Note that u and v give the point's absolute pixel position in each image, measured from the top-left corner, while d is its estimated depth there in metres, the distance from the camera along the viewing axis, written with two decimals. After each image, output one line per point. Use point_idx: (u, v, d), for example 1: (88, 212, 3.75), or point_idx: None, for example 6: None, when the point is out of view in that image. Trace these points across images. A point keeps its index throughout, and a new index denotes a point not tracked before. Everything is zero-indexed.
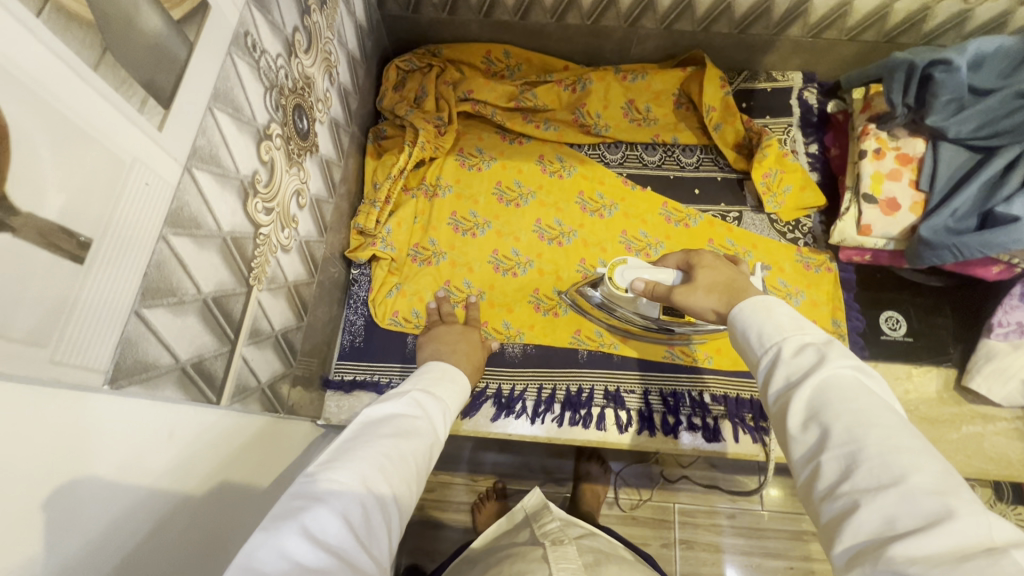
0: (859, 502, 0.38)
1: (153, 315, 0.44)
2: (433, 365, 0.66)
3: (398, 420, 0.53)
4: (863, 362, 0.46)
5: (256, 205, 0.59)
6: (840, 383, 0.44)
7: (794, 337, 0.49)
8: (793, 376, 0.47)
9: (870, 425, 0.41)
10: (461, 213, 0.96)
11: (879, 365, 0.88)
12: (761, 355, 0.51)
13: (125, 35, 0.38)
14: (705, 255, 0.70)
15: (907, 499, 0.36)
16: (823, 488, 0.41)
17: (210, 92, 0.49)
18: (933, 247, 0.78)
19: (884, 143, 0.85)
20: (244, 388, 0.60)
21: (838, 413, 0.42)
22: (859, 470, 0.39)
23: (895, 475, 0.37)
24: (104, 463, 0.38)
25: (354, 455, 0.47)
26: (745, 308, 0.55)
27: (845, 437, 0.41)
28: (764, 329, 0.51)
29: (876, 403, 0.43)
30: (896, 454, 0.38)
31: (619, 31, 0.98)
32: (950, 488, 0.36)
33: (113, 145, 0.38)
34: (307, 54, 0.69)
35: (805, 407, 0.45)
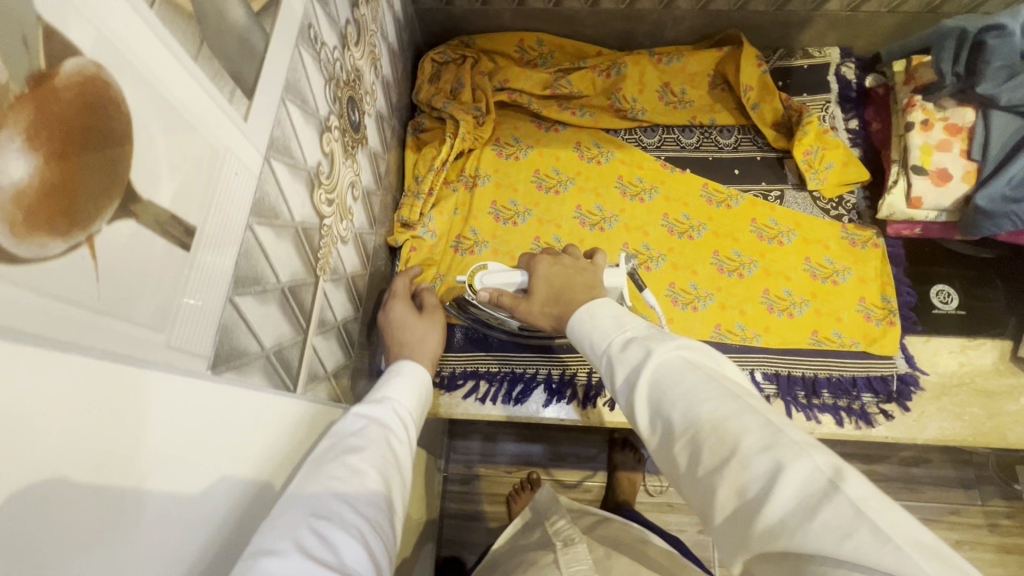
0: (716, 484, 0.40)
1: (243, 302, 0.45)
2: (382, 379, 0.66)
3: (346, 440, 0.52)
4: (680, 337, 0.49)
5: (321, 196, 0.60)
6: (668, 369, 0.47)
7: (618, 337, 0.53)
8: (628, 374, 0.49)
9: (698, 403, 0.43)
10: (501, 202, 0.96)
11: (931, 339, 0.87)
12: (600, 362, 0.53)
13: (219, 28, 0.39)
14: (543, 264, 0.73)
15: (746, 465, 0.38)
16: (687, 477, 0.43)
17: (283, 84, 0.50)
18: (990, 217, 0.77)
19: (931, 115, 0.84)
20: (314, 376, 0.61)
21: (672, 401, 0.45)
22: (703, 451, 0.41)
23: (731, 446, 0.39)
24: (208, 447, 0.39)
25: (298, 494, 0.44)
26: (576, 319, 0.58)
27: (684, 423, 0.43)
28: (593, 337, 0.55)
29: (699, 374, 0.45)
30: (728, 424, 0.40)
31: (653, 13, 0.97)
32: (777, 438, 0.39)
33: (211, 137, 0.39)
34: (357, 47, 0.70)
35: (647, 401, 0.47)
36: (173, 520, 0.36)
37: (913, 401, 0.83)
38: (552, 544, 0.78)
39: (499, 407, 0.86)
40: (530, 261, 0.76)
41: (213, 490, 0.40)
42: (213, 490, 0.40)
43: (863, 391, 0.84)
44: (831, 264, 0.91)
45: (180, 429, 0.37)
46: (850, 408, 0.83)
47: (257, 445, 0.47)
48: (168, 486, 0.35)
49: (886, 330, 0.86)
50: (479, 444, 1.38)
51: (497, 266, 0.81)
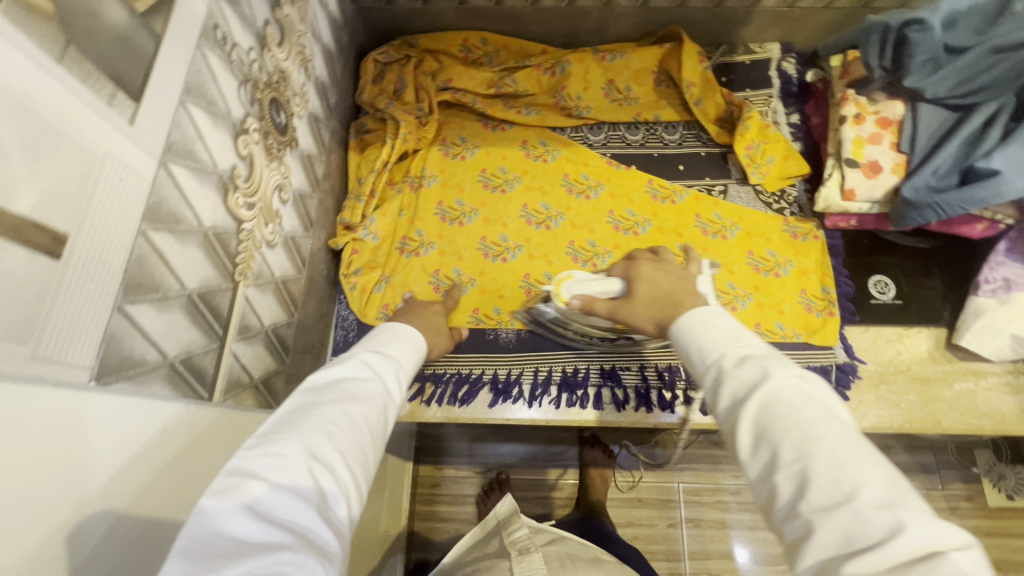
0: (813, 524, 0.37)
1: (137, 311, 0.44)
2: (390, 326, 0.67)
3: (346, 387, 0.52)
4: (805, 371, 0.45)
5: (237, 199, 0.59)
6: (785, 398, 0.43)
7: (734, 351, 0.49)
8: (738, 392, 0.46)
9: (816, 439, 0.40)
10: (447, 202, 0.95)
11: (870, 328, 0.89)
12: (705, 373, 0.50)
13: (89, 30, 0.38)
14: (643, 267, 0.68)
15: (858, 516, 0.35)
16: (782, 508, 0.39)
17: (182, 86, 0.49)
18: (915, 207, 0.79)
19: (864, 108, 0.86)
20: (236, 384, 0.60)
21: (787, 430, 0.41)
22: (811, 488, 0.38)
23: (847, 491, 0.37)
24: (97, 456, 0.38)
25: (295, 426, 0.45)
26: (684, 324, 0.55)
27: (794, 454, 0.40)
28: (703, 347, 0.51)
29: (822, 414, 0.42)
30: (848, 469, 0.38)
31: (595, 11, 0.98)
32: (896, 497, 0.36)
33: (84, 140, 0.38)
34: (281, 48, 0.68)
35: (754, 425, 0.43)
36: (61, 523, 0.35)
37: (851, 390, 0.85)
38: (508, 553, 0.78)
39: (445, 408, 0.85)
40: (630, 265, 0.70)
41: (109, 493, 0.39)
42: (105, 501, 0.39)
43: None
44: (773, 257, 0.92)
45: (63, 442, 0.36)
46: None
47: (167, 447, 0.46)
48: (54, 498, 0.35)
49: (827, 321, 0.87)
50: (448, 445, 1.37)
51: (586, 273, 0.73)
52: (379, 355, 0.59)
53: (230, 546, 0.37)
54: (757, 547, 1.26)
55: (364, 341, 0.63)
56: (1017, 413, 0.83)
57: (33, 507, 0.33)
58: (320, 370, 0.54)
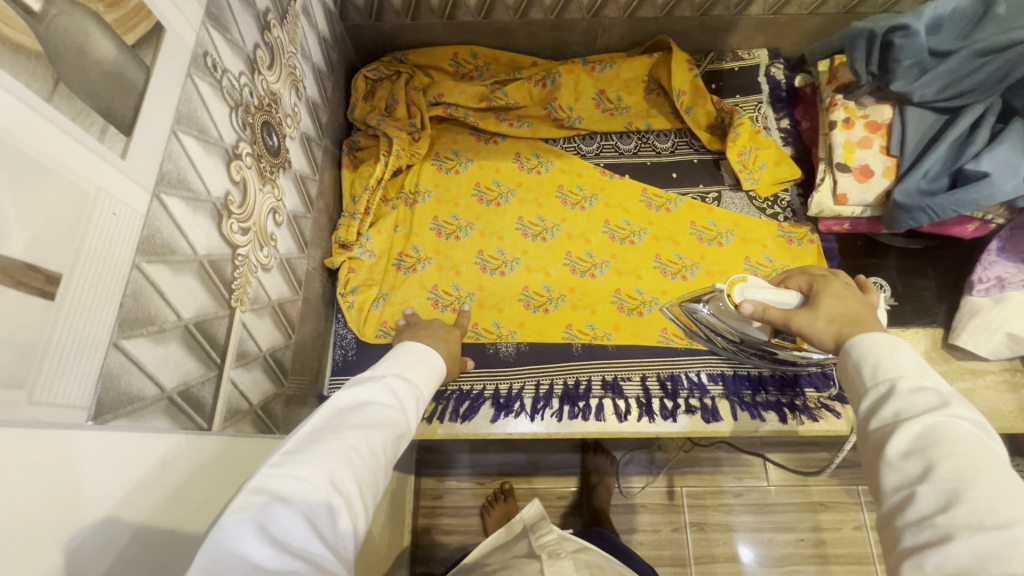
0: (952, 536, 0.36)
1: (133, 346, 0.43)
2: (412, 348, 0.67)
3: (368, 411, 0.53)
4: (987, 422, 0.42)
5: (232, 225, 0.58)
6: (957, 430, 0.41)
7: (915, 376, 0.45)
8: (903, 410, 0.43)
9: (982, 472, 0.38)
10: (442, 217, 0.95)
11: None
12: (869, 386, 0.47)
13: (77, 67, 0.38)
14: (834, 283, 0.64)
15: (1008, 546, 0.34)
16: (912, 516, 0.39)
17: (173, 116, 0.49)
18: (907, 210, 0.79)
19: (853, 113, 0.87)
20: (236, 411, 0.60)
21: (950, 453, 0.39)
22: (959, 507, 0.37)
23: (1002, 522, 0.35)
24: (100, 489, 0.38)
25: (318, 449, 0.46)
26: (866, 340, 0.51)
27: (952, 475, 0.38)
28: (880, 361, 0.48)
29: (997, 460, 0.39)
30: (1014, 506, 0.36)
31: (583, 22, 0.98)
32: None
33: (75, 177, 0.37)
34: (271, 70, 0.68)
35: (913, 440, 0.42)
36: (70, 561, 0.35)
37: None
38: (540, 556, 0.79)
39: (447, 425, 0.85)
40: (815, 281, 0.66)
41: (118, 511, 0.39)
42: (108, 536, 0.38)
43: (805, 386, 0.85)
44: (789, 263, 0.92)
45: (63, 477, 0.35)
46: (793, 404, 0.84)
47: (170, 479, 0.46)
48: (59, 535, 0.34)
49: None
50: (449, 456, 1.36)
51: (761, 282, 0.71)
52: (400, 381, 0.60)
53: (245, 569, 0.38)
54: (762, 549, 1.25)
55: (388, 360, 0.64)
56: (1015, 411, 0.83)
57: (44, 529, 0.33)
58: (345, 389, 0.55)
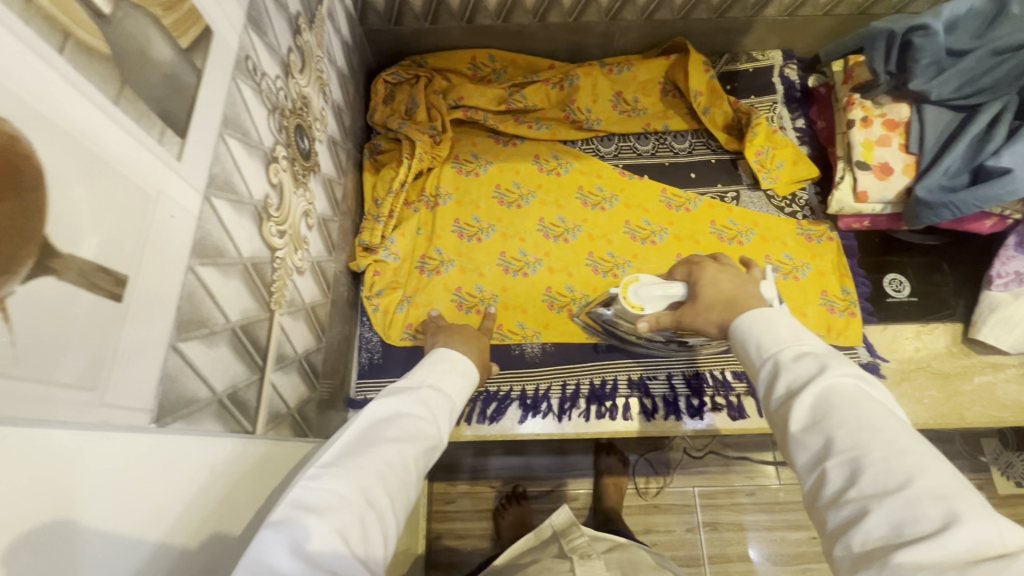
0: (868, 508, 0.38)
1: (188, 347, 0.43)
2: (446, 355, 0.69)
3: (401, 423, 0.54)
4: (864, 372, 0.46)
5: (271, 228, 0.58)
6: (839, 392, 0.44)
7: (792, 346, 0.50)
8: (793, 384, 0.47)
9: (873, 431, 0.41)
10: (464, 219, 0.95)
11: (888, 327, 0.90)
12: (760, 366, 0.51)
13: (141, 68, 0.38)
14: (708, 267, 0.67)
15: (913, 504, 0.36)
16: (829, 495, 0.40)
17: (220, 118, 0.49)
18: (931, 207, 0.80)
19: (870, 112, 0.88)
20: (276, 415, 0.60)
21: (842, 421, 0.42)
22: (865, 476, 0.39)
23: (901, 480, 0.38)
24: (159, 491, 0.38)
25: (355, 462, 0.47)
26: (746, 320, 0.55)
27: (849, 442, 0.41)
28: (763, 340, 0.52)
29: (878, 411, 0.43)
30: (904, 459, 0.39)
31: (601, 25, 0.99)
32: (956, 492, 0.37)
33: (139, 180, 0.37)
34: (302, 74, 0.68)
35: (809, 413, 0.44)
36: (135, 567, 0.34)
37: None
38: (569, 555, 0.81)
39: (474, 427, 0.85)
40: (693, 268, 0.69)
41: (176, 514, 0.39)
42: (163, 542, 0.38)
43: None
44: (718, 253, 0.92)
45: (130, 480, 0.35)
46: None
47: (219, 484, 0.45)
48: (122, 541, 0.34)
49: (849, 321, 0.88)
50: (453, 459, 1.34)
51: (648, 278, 0.74)
52: (433, 393, 0.61)
53: None
54: (774, 548, 1.26)
55: (423, 368, 0.65)
56: None
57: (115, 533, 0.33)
58: (379, 399, 0.56)
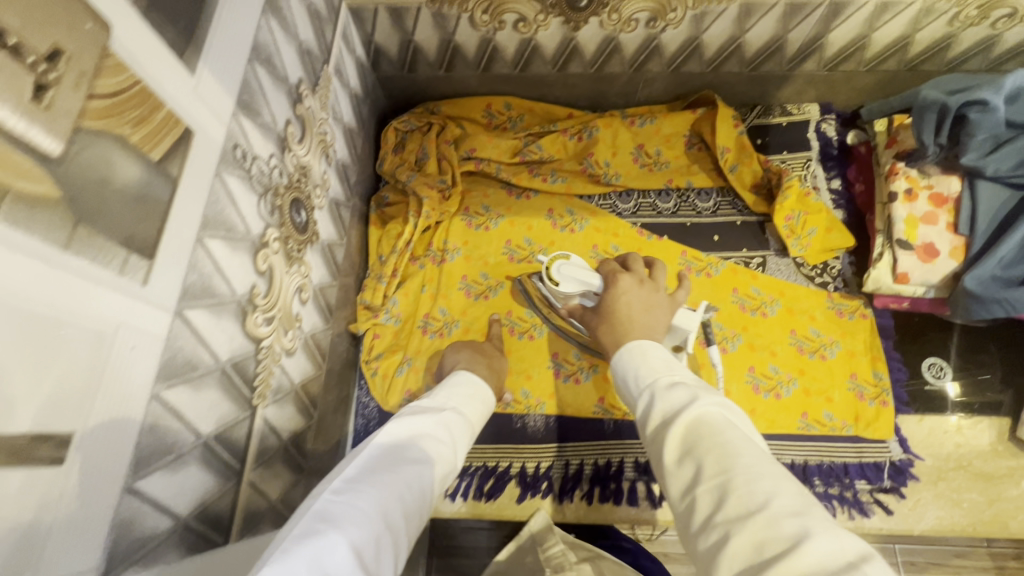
0: (729, 533, 0.34)
1: (148, 483, 0.40)
2: (463, 379, 0.65)
3: (424, 444, 0.49)
4: (729, 401, 0.44)
5: (257, 319, 0.55)
6: (709, 421, 0.41)
7: (664, 376, 0.48)
8: (667, 414, 0.44)
9: (737, 455, 0.38)
10: (471, 276, 0.91)
11: (925, 419, 0.82)
12: (638, 398, 0.48)
13: (100, 199, 0.35)
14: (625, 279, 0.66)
15: (770, 525, 0.33)
16: (699, 522, 0.37)
17: (200, 221, 0.46)
18: (982, 300, 0.73)
19: (915, 183, 0.80)
20: (255, 513, 0.57)
21: (709, 448, 0.39)
22: (728, 501, 0.36)
23: (761, 501, 0.34)
24: None
25: (380, 481, 0.42)
26: (623, 354, 0.53)
27: (715, 469, 0.38)
28: (639, 371, 0.50)
29: (742, 436, 0.40)
30: (760, 479, 0.36)
31: (624, 76, 0.93)
32: (807, 508, 0.33)
33: (93, 321, 0.34)
34: (301, 144, 0.65)
35: (681, 442, 0.41)
36: None
37: (908, 488, 0.79)
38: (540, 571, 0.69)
39: (470, 503, 0.81)
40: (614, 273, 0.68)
41: None
42: None
43: (856, 479, 0.79)
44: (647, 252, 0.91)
45: None
46: (842, 496, 0.78)
47: None
48: None
49: (880, 411, 0.81)
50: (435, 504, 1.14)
51: (581, 262, 0.74)
52: (455, 418, 0.57)
53: None
54: None
55: (443, 389, 0.61)
56: None
57: None
58: (401, 418, 0.52)
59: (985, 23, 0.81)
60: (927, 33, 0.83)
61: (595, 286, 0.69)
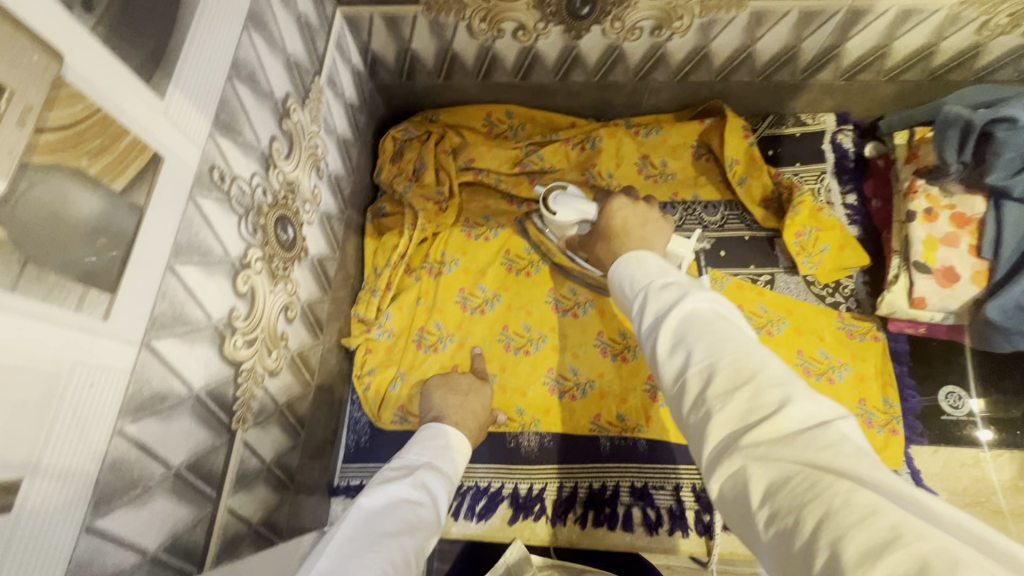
0: (717, 408, 0.35)
1: (110, 521, 0.39)
2: (432, 432, 0.67)
3: (401, 511, 0.52)
4: (720, 294, 0.43)
5: (236, 342, 0.54)
6: (700, 313, 0.41)
7: (658, 280, 0.47)
8: (658, 311, 0.44)
9: (727, 339, 0.38)
10: (468, 289, 0.89)
11: (941, 451, 0.78)
12: (633, 302, 0.48)
13: (53, 237, 0.34)
14: (619, 200, 0.68)
15: (756, 394, 0.34)
16: (689, 401, 0.37)
17: (170, 248, 0.44)
18: (1005, 331, 0.69)
19: (935, 202, 0.75)
20: (233, 539, 0.56)
21: (699, 335, 0.39)
22: (717, 377, 0.36)
23: (748, 374, 0.35)
24: None
25: (361, 555, 0.45)
26: (620, 263, 0.53)
27: (705, 352, 0.38)
28: (635, 278, 0.50)
29: (732, 325, 0.40)
30: (748, 356, 0.36)
31: (629, 85, 0.90)
32: (790, 377, 0.35)
33: (44, 364, 0.33)
34: (288, 160, 0.63)
35: (672, 334, 0.41)
36: None
37: None
38: None
39: (461, 524, 0.79)
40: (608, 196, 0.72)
41: None
42: None
43: None
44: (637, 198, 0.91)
45: None
46: None
47: None
48: None
49: (889, 439, 0.77)
50: None
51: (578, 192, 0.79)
52: (431, 476, 0.59)
53: None
54: None
55: (414, 448, 0.63)
56: None
57: None
58: (373, 492, 0.54)
59: (1016, 33, 0.75)
60: (953, 42, 0.78)
61: (590, 214, 0.74)
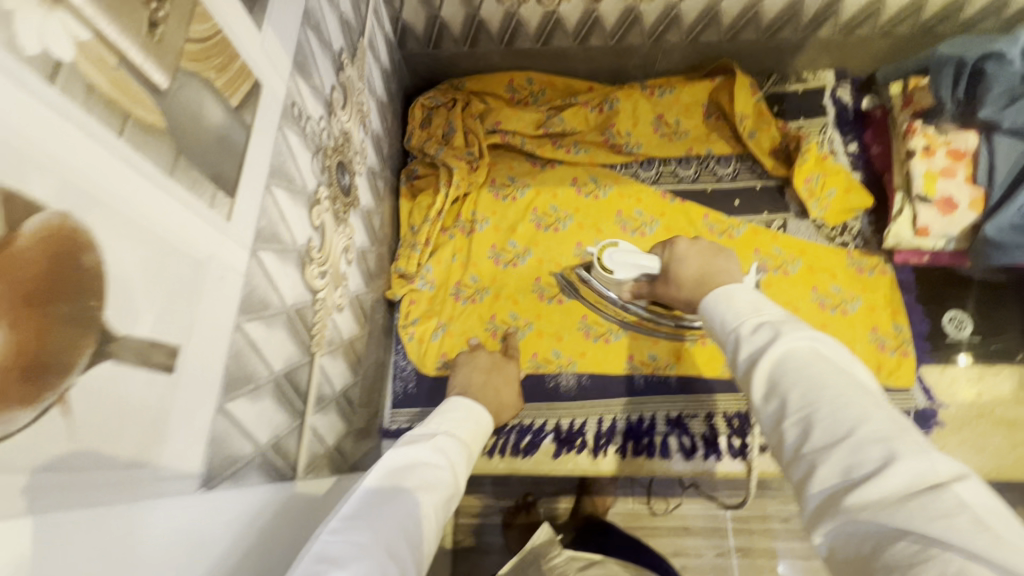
0: (816, 463, 0.33)
1: (234, 406, 0.43)
2: (457, 403, 0.61)
3: (420, 471, 0.48)
4: (822, 332, 0.40)
5: (313, 271, 0.58)
6: (796, 355, 0.38)
7: (751, 318, 0.43)
8: (750, 352, 0.41)
9: (824, 385, 0.36)
10: (500, 245, 0.94)
11: (948, 371, 0.84)
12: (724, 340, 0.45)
13: (196, 136, 0.38)
14: (680, 244, 0.66)
15: (857, 450, 0.32)
16: (789, 452, 0.36)
17: (268, 170, 0.49)
18: (1002, 247, 0.76)
19: (933, 139, 0.82)
20: (314, 458, 0.60)
21: (793, 381, 0.37)
22: (814, 431, 0.34)
23: (845, 428, 0.33)
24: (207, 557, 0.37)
25: (374, 516, 0.42)
26: (711, 297, 0.49)
27: (800, 401, 0.36)
28: (725, 314, 0.45)
29: (833, 368, 0.37)
30: (847, 407, 0.34)
31: (643, 48, 0.96)
32: (898, 431, 0.32)
33: (192, 249, 0.37)
34: (344, 110, 0.68)
35: (766, 379, 0.39)
36: None
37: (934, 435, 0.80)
38: None
39: (507, 459, 0.83)
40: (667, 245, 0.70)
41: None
42: None
43: None
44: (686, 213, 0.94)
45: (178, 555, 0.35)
46: None
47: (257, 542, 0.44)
48: None
49: (901, 360, 0.83)
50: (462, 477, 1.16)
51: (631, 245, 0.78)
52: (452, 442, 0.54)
53: None
54: None
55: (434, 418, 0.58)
56: None
57: None
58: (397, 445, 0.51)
59: None
60: None
61: (648, 265, 0.72)
